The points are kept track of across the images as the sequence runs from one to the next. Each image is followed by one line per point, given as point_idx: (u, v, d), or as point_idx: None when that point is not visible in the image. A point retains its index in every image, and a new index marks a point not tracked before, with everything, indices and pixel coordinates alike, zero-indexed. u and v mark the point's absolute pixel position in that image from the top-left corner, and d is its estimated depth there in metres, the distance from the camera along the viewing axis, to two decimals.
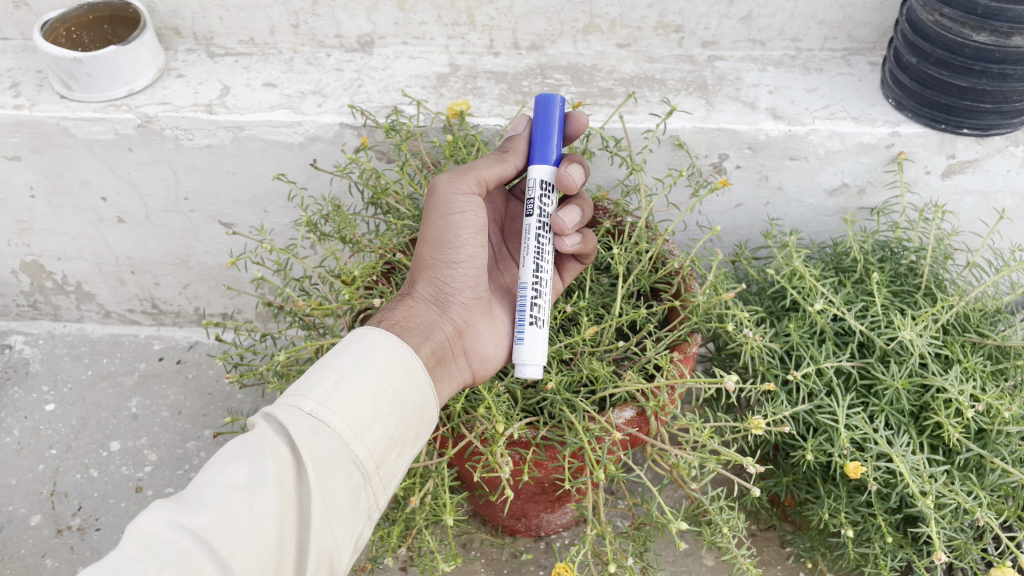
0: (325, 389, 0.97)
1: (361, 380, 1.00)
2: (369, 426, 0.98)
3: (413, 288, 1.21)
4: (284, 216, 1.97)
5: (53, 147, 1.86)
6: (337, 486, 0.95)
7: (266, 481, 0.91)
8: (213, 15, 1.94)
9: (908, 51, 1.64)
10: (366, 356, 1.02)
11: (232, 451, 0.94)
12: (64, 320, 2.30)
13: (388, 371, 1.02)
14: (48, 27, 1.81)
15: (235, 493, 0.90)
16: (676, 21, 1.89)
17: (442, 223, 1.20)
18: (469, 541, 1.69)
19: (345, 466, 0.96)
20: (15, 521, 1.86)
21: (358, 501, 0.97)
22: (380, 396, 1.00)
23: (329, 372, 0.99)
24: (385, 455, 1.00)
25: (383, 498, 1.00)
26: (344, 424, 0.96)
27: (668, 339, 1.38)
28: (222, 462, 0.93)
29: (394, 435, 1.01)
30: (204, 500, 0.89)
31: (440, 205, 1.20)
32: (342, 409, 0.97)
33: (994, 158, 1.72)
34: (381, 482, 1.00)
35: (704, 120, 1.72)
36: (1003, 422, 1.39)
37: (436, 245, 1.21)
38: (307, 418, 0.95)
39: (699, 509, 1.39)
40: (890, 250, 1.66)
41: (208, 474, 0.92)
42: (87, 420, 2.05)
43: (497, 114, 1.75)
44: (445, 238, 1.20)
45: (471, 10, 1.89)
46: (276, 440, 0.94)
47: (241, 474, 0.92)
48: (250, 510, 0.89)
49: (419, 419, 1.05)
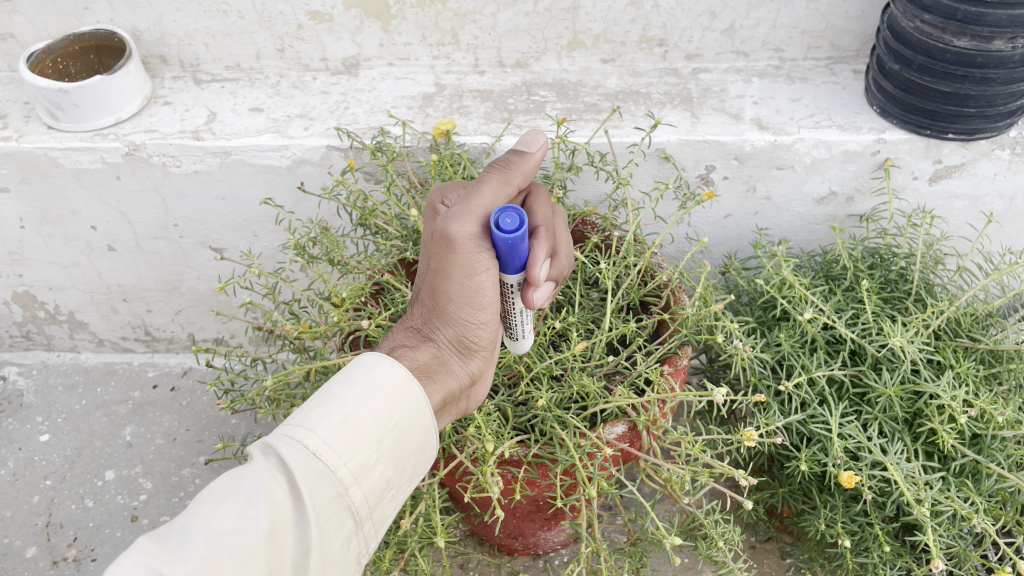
0: (332, 426, 0.96)
1: (368, 419, 0.98)
2: (370, 469, 0.97)
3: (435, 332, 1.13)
4: (274, 240, 1.97)
5: (41, 177, 1.86)
6: (331, 533, 0.95)
7: (258, 528, 0.90)
8: (198, 41, 1.95)
9: (890, 59, 1.65)
10: (375, 392, 1.00)
11: (225, 489, 0.92)
12: (58, 349, 2.29)
13: (395, 412, 1.00)
14: (35, 59, 1.82)
15: (223, 538, 0.89)
16: (659, 35, 1.90)
17: (478, 280, 1.11)
18: (467, 562, 1.68)
19: (340, 512, 0.96)
20: (10, 554, 1.84)
21: (349, 547, 0.98)
22: (385, 437, 0.99)
23: (339, 407, 0.97)
24: (380, 498, 1.00)
25: (372, 543, 1.00)
26: (346, 469, 0.95)
27: (658, 352, 1.37)
28: (214, 501, 0.92)
29: (391, 479, 1.00)
30: (190, 544, 0.88)
31: (460, 256, 1.09)
32: (344, 452, 0.95)
33: (980, 162, 1.72)
34: (372, 526, 1.00)
35: (689, 132, 1.73)
36: (997, 426, 1.39)
37: (462, 296, 1.12)
38: (310, 458, 0.94)
39: (696, 522, 1.37)
40: (880, 257, 1.66)
41: (197, 514, 0.90)
42: (81, 449, 2.04)
43: (484, 132, 1.76)
44: (480, 294, 1.12)
45: (454, 30, 1.91)
46: (273, 481, 0.93)
47: (231, 517, 0.90)
48: (238, 559, 0.88)
49: (417, 459, 1.04)
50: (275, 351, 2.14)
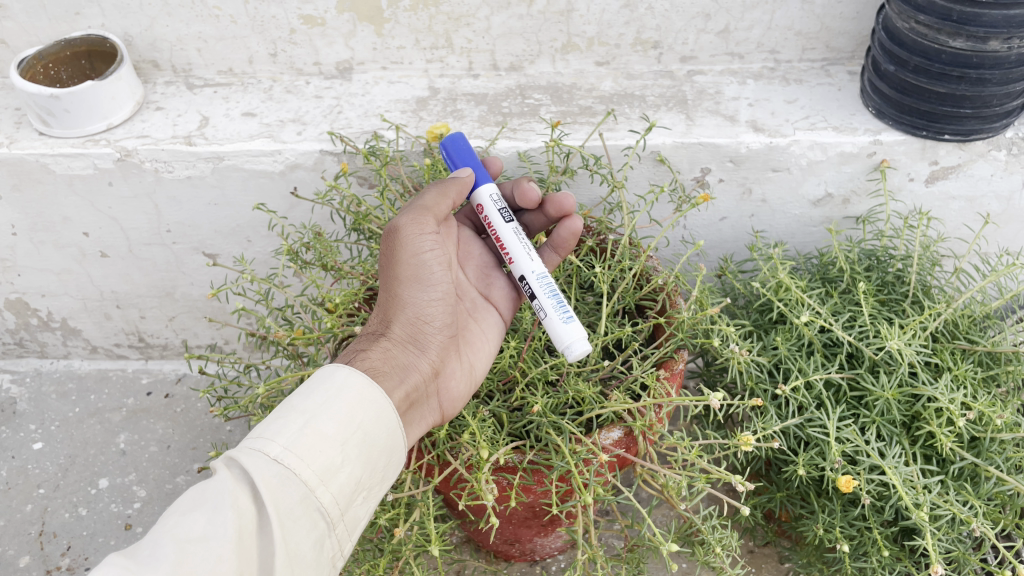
0: (292, 432, 0.96)
1: (329, 423, 0.98)
2: (335, 470, 0.97)
3: (387, 329, 1.18)
4: (267, 245, 1.96)
5: (33, 184, 1.85)
6: (301, 536, 0.94)
7: (225, 533, 0.90)
8: (190, 46, 1.94)
9: (885, 60, 1.64)
10: (334, 397, 1.01)
11: (191, 500, 0.92)
12: (51, 357, 2.27)
13: (356, 414, 1.01)
14: (25, 65, 1.81)
15: (191, 546, 0.88)
16: (654, 37, 1.89)
17: (417, 264, 1.19)
18: (463, 568, 1.67)
19: (309, 514, 0.95)
20: (3, 563, 1.83)
21: (322, 549, 0.96)
22: (348, 439, 0.99)
23: (296, 415, 0.98)
24: (351, 499, 0.99)
25: (347, 545, 0.99)
26: (310, 471, 0.95)
27: (655, 356, 1.36)
28: (181, 513, 0.91)
29: (360, 479, 1.00)
30: (158, 554, 0.87)
31: (404, 240, 1.19)
32: (308, 455, 0.95)
33: (977, 164, 1.71)
34: (346, 528, 0.99)
35: (684, 135, 1.72)
36: (996, 429, 1.38)
37: (412, 284, 1.19)
38: (272, 464, 0.94)
39: (693, 528, 1.36)
40: (877, 259, 1.65)
41: (165, 526, 0.90)
42: (74, 457, 2.02)
43: (478, 136, 1.75)
44: (423, 280, 1.19)
45: (448, 33, 1.90)
46: (238, 488, 0.93)
47: (199, 525, 0.90)
48: (208, 565, 0.88)
49: (386, 460, 1.04)
50: (269, 357, 2.13)
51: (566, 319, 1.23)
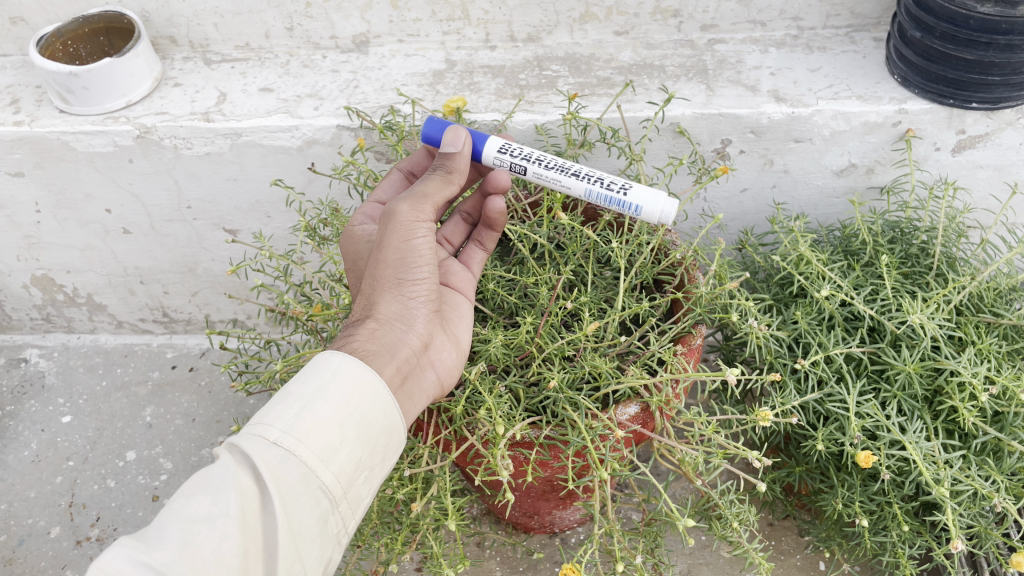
0: (291, 417, 0.97)
1: (326, 407, 0.99)
2: (335, 451, 0.98)
3: (373, 311, 1.16)
4: (286, 221, 1.98)
5: (55, 161, 1.87)
6: (304, 514, 0.96)
7: (228, 513, 0.92)
8: (207, 21, 1.94)
9: (911, 26, 1.59)
10: (329, 381, 1.01)
11: (195, 483, 0.95)
12: (78, 331, 2.32)
13: (353, 397, 1.01)
14: (44, 43, 1.81)
15: (197, 526, 0.91)
16: (673, 6, 1.85)
17: (403, 245, 1.17)
18: (483, 540, 1.69)
19: (311, 493, 0.96)
20: (35, 533, 1.88)
21: (326, 526, 0.98)
22: (346, 421, 1.00)
23: (294, 399, 0.99)
24: (352, 478, 1.00)
25: (352, 523, 1.01)
26: (309, 452, 0.96)
27: (672, 332, 1.35)
28: (186, 495, 0.94)
29: (361, 460, 1.01)
30: (166, 535, 0.90)
31: (394, 226, 1.17)
32: (306, 436, 0.97)
33: (1005, 132, 1.67)
34: (350, 506, 1.01)
35: (704, 106, 1.69)
36: (1019, 404, 1.36)
37: (401, 267, 1.17)
38: (272, 447, 0.95)
39: (710, 503, 1.36)
40: (901, 231, 1.62)
41: (173, 508, 0.93)
42: (102, 430, 2.07)
43: (495, 109, 1.73)
44: (406, 259, 1.17)
45: (464, 5, 1.87)
46: (240, 471, 0.95)
47: (203, 506, 0.92)
48: (213, 544, 0.90)
49: (386, 441, 1.05)
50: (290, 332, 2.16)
51: (635, 209, 1.25)
